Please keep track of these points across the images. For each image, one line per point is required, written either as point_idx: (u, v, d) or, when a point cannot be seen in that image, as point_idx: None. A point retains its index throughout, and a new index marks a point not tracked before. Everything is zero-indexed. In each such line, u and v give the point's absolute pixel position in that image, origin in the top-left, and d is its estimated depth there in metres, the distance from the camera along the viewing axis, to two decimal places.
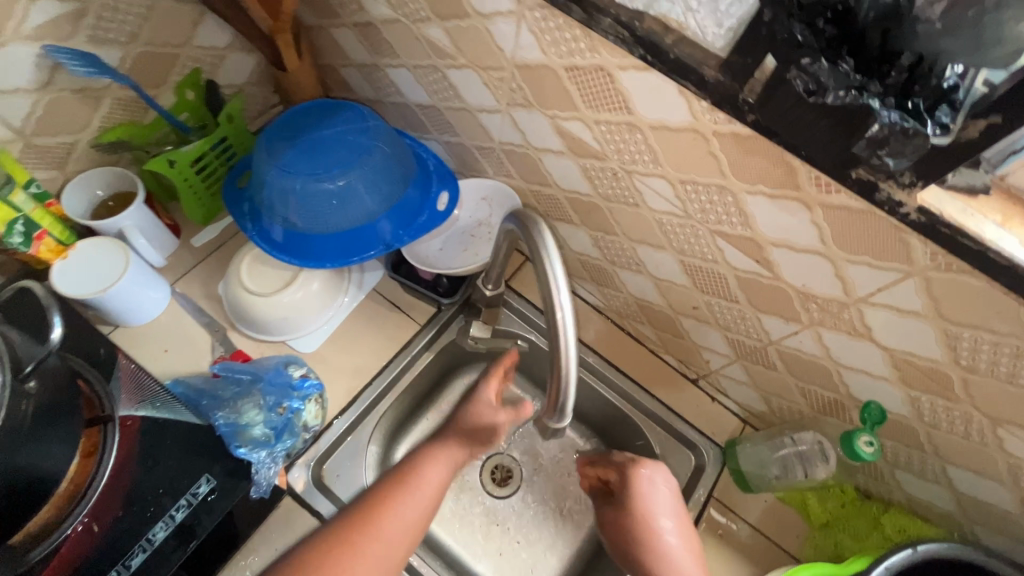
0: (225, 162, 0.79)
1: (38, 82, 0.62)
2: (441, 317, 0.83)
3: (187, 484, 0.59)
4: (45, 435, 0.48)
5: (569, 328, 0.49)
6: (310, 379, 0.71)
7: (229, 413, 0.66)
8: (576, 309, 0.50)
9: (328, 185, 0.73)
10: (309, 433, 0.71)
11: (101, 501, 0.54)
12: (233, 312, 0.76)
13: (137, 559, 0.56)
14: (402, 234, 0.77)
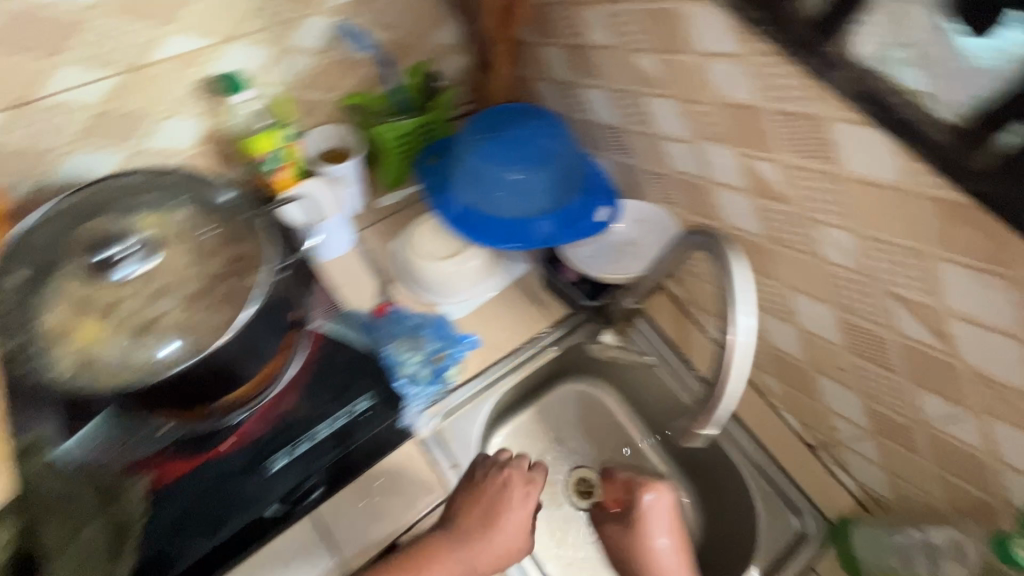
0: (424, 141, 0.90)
1: (319, 47, 0.75)
2: (573, 319, 0.88)
3: (351, 396, 0.65)
4: (260, 324, 0.57)
5: (745, 348, 0.51)
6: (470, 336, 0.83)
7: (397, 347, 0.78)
8: (756, 332, 0.51)
9: (510, 176, 0.83)
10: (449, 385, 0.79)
11: (283, 389, 0.65)
12: (400, 269, 0.86)
13: (304, 446, 0.62)
14: (557, 235, 0.82)
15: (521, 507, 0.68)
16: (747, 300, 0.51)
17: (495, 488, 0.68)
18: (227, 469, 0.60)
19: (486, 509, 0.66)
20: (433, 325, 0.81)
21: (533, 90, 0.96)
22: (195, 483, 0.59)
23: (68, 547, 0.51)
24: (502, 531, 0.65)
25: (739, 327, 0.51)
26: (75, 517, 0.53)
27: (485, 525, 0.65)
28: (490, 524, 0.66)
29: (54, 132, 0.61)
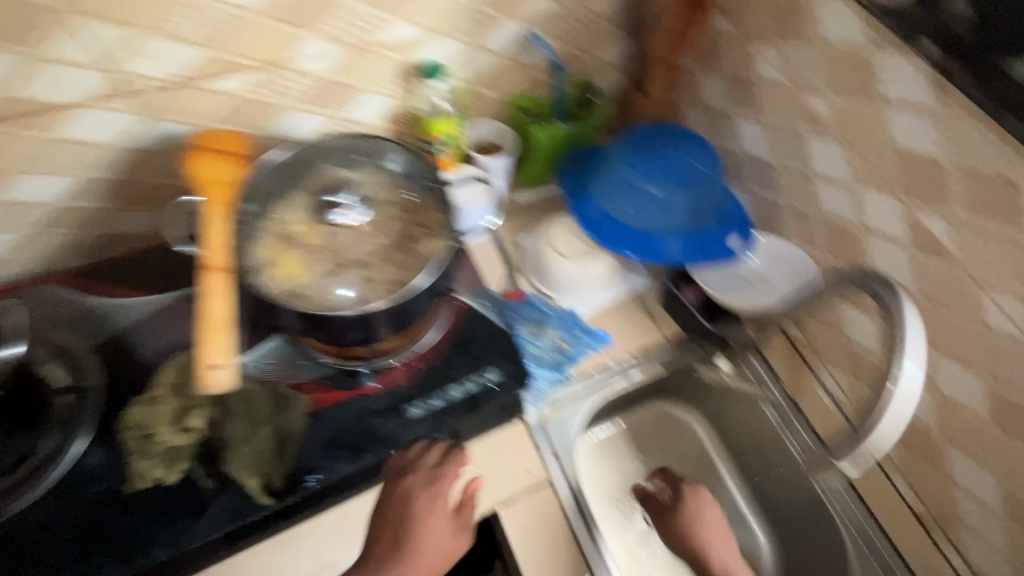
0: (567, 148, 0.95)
1: (506, 49, 0.82)
2: (683, 340, 0.90)
3: (483, 367, 0.71)
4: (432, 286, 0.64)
5: (908, 398, 0.55)
6: (602, 331, 0.88)
7: (530, 330, 0.85)
8: (920, 383, 0.55)
9: (649, 189, 0.87)
10: (559, 378, 0.84)
11: (427, 347, 0.72)
12: (528, 262, 0.90)
13: (436, 402, 0.68)
14: (680, 255, 0.84)
15: (428, 513, 0.61)
16: (916, 351, 0.55)
17: (401, 503, 0.62)
18: (369, 407, 0.66)
19: (405, 527, 0.61)
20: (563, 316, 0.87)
21: (680, 115, 0.98)
22: (336, 416, 0.65)
23: (244, 441, 0.61)
24: (419, 552, 0.60)
25: (903, 378, 0.54)
26: (253, 416, 0.63)
27: (399, 544, 0.60)
28: (402, 545, 0.60)
29: (286, 92, 0.71)
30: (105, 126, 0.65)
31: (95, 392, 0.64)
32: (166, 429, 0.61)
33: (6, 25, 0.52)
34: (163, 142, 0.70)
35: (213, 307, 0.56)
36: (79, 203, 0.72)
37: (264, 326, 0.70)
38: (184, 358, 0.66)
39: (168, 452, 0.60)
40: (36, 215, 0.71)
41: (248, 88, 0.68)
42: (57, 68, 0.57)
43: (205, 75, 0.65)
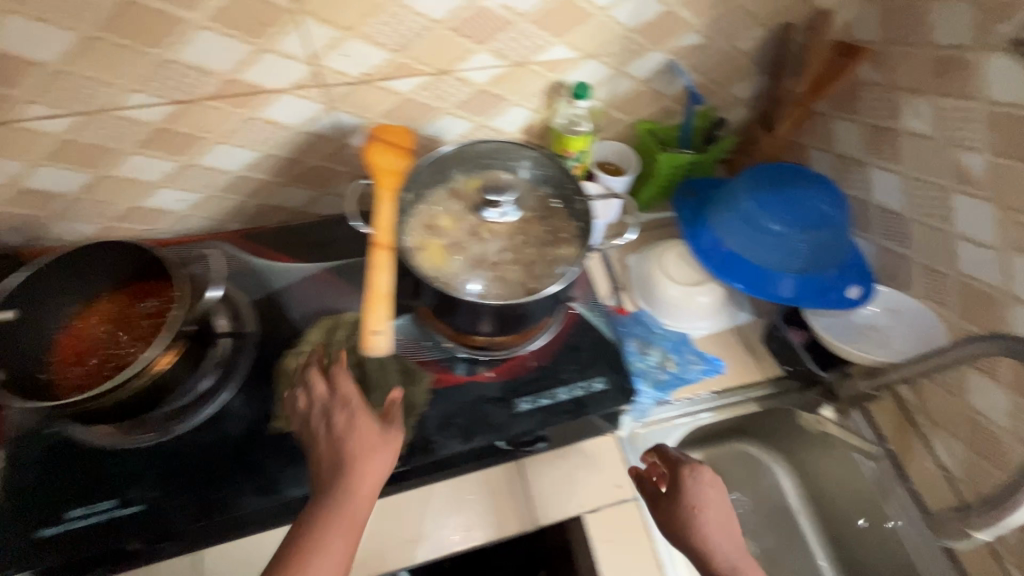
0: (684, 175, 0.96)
1: (646, 77, 0.85)
2: (785, 382, 0.88)
3: (591, 375, 0.73)
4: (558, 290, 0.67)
5: None
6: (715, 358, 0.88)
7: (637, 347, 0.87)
8: None
9: (770, 227, 0.85)
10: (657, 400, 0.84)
11: (541, 348, 0.76)
12: (636, 282, 0.93)
13: (544, 401, 0.71)
14: (794, 296, 0.84)
15: (351, 435, 0.60)
16: None
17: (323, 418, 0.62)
18: (483, 395, 0.71)
19: (338, 457, 0.59)
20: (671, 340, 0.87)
21: (803, 156, 0.98)
22: (453, 397, 0.71)
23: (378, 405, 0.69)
24: (354, 490, 0.57)
25: None
26: (384, 384, 0.70)
27: (338, 465, 0.59)
28: (343, 467, 0.58)
29: (446, 98, 0.78)
30: (293, 111, 0.73)
31: (254, 341, 0.72)
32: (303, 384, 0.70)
33: (247, 21, 0.61)
34: (333, 130, 0.78)
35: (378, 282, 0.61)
36: (251, 173, 0.82)
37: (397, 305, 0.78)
38: (330, 321, 0.74)
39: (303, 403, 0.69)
40: (216, 180, 0.81)
41: (415, 90, 0.75)
42: (273, 59, 0.66)
43: (383, 75, 0.72)
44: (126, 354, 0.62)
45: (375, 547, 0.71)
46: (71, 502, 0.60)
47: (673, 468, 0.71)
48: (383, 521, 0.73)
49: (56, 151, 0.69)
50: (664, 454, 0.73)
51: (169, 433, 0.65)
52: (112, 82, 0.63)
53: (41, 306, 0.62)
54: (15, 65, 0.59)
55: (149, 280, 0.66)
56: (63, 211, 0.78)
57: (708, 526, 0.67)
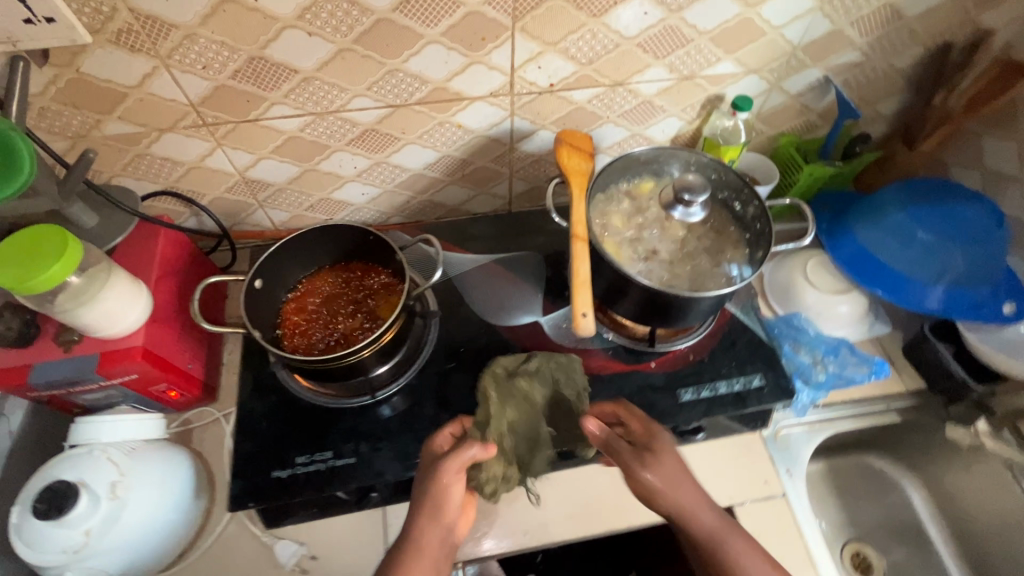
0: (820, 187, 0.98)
1: (799, 91, 0.88)
2: (927, 396, 0.88)
3: (748, 372, 0.77)
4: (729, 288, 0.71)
5: None
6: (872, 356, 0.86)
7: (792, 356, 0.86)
8: None
9: (916, 235, 0.88)
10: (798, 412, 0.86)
11: (698, 344, 0.79)
12: (772, 287, 0.93)
13: (705, 393, 0.75)
14: (937, 306, 0.84)
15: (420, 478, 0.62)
16: None
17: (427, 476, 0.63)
18: (648, 383, 0.76)
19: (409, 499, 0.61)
20: (830, 341, 0.80)
21: (946, 173, 0.98)
22: (620, 383, 0.76)
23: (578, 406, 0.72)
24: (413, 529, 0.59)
25: None
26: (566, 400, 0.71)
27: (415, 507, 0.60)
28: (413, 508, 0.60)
29: (614, 108, 0.84)
30: (480, 117, 0.81)
31: (436, 321, 0.80)
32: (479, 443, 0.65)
33: (471, 35, 0.69)
34: (507, 134, 0.86)
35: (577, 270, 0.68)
36: (427, 172, 0.90)
37: (560, 296, 0.84)
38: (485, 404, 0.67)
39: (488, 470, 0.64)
40: (396, 177, 0.90)
41: (589, 100, 0.82)
42: (481, 69, 0.74)
43: (566, 86, 0.79)
44: (344, 325, 0.72)
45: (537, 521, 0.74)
46: (296, 449, 0.69)
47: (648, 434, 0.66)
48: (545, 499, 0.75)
49: (282, 146, 0.80)
50: (636, 418, 0.68)
51: (373, 396, 0.73)
52: (346, 88, 0.72)
53: (283, 276, 0.73)
54: (278, 71, 0.69)
55: (358, 260, 0.76)
56: (268, 199, 0.89)
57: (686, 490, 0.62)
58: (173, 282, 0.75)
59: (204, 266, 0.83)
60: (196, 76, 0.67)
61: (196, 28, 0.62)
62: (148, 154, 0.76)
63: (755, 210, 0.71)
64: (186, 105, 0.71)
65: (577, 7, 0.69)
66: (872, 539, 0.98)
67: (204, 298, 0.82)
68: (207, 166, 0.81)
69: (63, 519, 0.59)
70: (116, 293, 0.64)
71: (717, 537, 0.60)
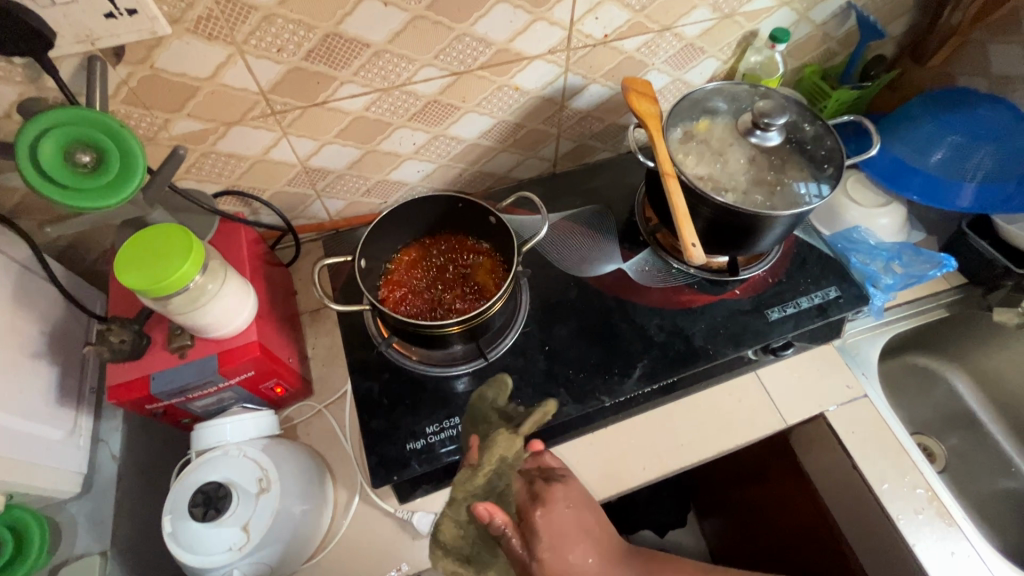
0: (844, 112, 1.04)
1: (824, 20, 0.93)
2: (967, 291, 0.96)
3: (823, 285, 0.82)
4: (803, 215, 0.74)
5: None
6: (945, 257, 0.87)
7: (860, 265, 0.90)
8: None
9: (951, 138, 0.92)
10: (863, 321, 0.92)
11: (774, 266, 0.84)
12: (816, 213, 0.96)
13: (791, 309, 0.80)
14: (974, 204, 0.90)
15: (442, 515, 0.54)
16: None
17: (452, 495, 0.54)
18: (737, 308, 0.80)
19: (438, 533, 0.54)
20: (891, 247, 0.87)
21: None
22: (712, 312, 0.79)
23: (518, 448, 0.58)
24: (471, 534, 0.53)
25: None
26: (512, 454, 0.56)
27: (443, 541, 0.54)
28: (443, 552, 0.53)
29: (660, 54, 0.87)
30: (537, 76, 0.82)
31: (525, 281, 0.82)
32: (454, 514, 0.54)
33: None
34: (560, 93, 0.87)
35: (674, 204, 0.72)
36: (481, 141, 0.91)
37: (635, 242, 0.86)
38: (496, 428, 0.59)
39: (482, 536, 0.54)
40: (452, 149, 0.90)
41: (638, 48, 0.84)
42: (542, 25, 0.75)
43: (619, 36, 0.81)
44: (447, 294, 0.73)
45: (654, 454, 0.78)
46: (423, 420, 0.70)
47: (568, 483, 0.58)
48: (652, 431, 0.79)
49: (346, 128, 0.79)
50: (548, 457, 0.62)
51: (485, 357, 0.74)
52: (414, 59, 0.72)
53: (373, 256, 0.73)
54: (351, 47, 0.68)
55: (443, 231, 0.77)
56: (327, 187, 0.88)
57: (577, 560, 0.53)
58: (262, 278, 0.74)
59: (274, 262, 0.82)
60: (270, 60, 0.66)
61: (274, 7, 0.61)
62: (214, 152, 0.74)
63: (823, 129, 0.77)
64: (256, 94, 0.69)
65: None
66: (932, 432, 1.06)
67: (284, 294, 0.81)
68: (270, 159, 0.79)
69: (222, 519, 0.60)
70: (231, 288, 0.63)
71: None
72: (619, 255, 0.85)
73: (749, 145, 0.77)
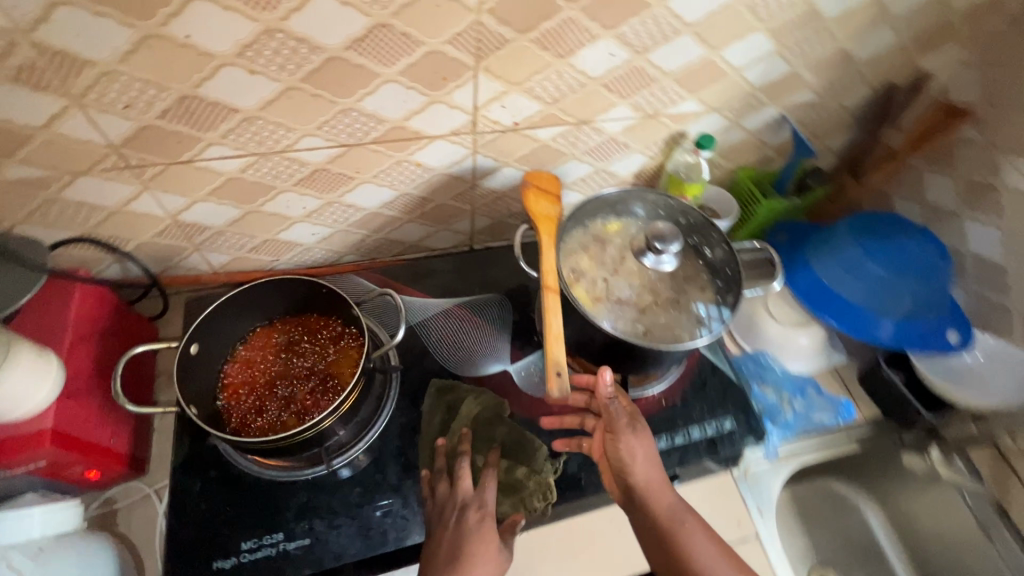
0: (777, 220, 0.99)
1: (756, 129, 0.89)
2: (884, 425, 0.89)
3: (719, 415, 0.76)
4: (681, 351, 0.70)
5: None
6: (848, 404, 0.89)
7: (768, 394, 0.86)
8: None
9: (872, 268, 0.88)
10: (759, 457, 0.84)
11: (671, 386, 0.78)
12: (736, 323, 0.92)
13: (679, 439, 0.74)
14: (901, 340, 0.84)
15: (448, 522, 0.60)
16: None
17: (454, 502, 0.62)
18: None
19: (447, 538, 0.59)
20: (796, 381, 0.88)
21: (890, 205, 1.02)
22: None
23: (493, 421, 0.73)
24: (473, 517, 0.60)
25: None
26: (490, 433, 0.72)
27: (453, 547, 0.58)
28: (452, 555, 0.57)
29: (580, 145, 0.82)
30: (441, 155, 0.77)
31: (398, 374, 0.75)
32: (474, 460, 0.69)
33: (431, 75, 0.64)
34: (469, 172, 0.81)
35: (549, 323, 0.68)
36: (384, 211, 0.84)
37: (528, 341, 0.80)
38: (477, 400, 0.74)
39: (508, 485, 0.68)
40: (350, 216, 0.83)
41: (554, 138, 0.79)
42: (442, 109, 0.69)
43: (530, 124, 0.76)
44: (297, 390, 0.66)
45: (609, 558, 0.70)
46: (243, 534, 0.63)
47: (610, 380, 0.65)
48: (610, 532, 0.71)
49: (220, 188, 0.72)
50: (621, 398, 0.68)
51: (328, 466, 0.67)
52: (294, 127, 0.66)
53: (214, 342, 0.66)
54: (215, 110, 0.61)
55: (314, 314, 0.71)
56: (205, 242, 0.80)
57: (642, 464, 0.63)
58: (92, 348, 0.66)
59: (133, 321, 0.75)
60: (116, 115, 0.59)
61: (115, 64, 0.54)
62: (60, 200, 0.66)
63: (724, 254, 0.71)
64: (105, 146, 0.62)
65: (545, 48, 0.66)
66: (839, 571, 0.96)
67: (138, 368, 0.73)
68: (132, 210, 0.71)
69: None
70: (22, 368, 0.56)
71: (672, 515, 0.61)
72: (508, 356, 0.79)
73: (644, 265, 0.72)
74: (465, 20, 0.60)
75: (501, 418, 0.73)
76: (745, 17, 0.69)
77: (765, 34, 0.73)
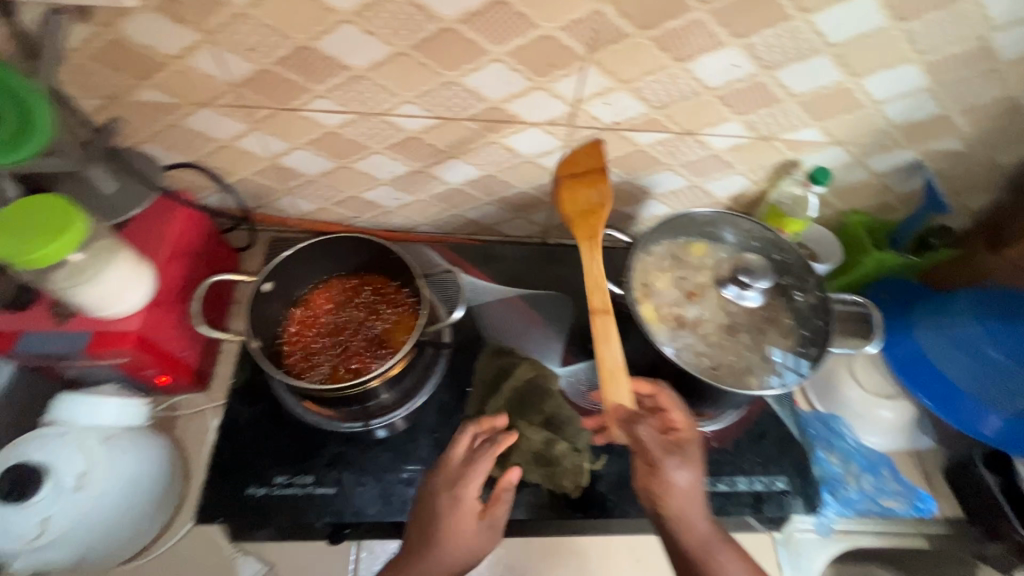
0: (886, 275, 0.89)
1: (884, 171, 0.79)
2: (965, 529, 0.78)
3: (772, 473, 0.70)
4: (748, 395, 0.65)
5: None
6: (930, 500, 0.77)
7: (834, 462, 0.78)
8: None
9: (990, 352, 0.77)
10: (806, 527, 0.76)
11: (724, 430, 0.73)
12: (813, 378, 0.84)
13: (722, 486, 0.69)
14: (1007, 442, 0.74)
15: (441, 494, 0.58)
16: None
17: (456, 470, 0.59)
18: None
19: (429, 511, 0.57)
20: (873, 458, 0.78)
21: None
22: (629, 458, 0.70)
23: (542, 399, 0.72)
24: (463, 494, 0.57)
25: None
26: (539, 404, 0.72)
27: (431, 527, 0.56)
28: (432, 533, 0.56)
29: (679, 155, 0.77)
30: (533, 143, 0.75)
31: (447, 353, 0.75)
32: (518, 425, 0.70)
33: (538, 60, 0.63)
34: None
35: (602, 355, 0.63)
36: (466, 188, 0.84)
37: (583, 348, 0.77)
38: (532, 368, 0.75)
39: (545, 457, 0.68)
40: (432, 188, 0.84)
41: (653, 144, 0.75)
42: (543, 96, 0.67)
43: (631, 126, 0.72)
44: (353, 345, 0.68)
45: None
46: (276, 468, 0.66)
47: (622, 406, 0.60)
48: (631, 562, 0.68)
49: (319, 139, 0.74)
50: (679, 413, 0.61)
51: (366, 424, 0.69)
52: (397, 92, 0.67)
53: (287, 283, 0.69)
54: (328, 65, 0.63)
55: (381, 275, 0.72)
56: (296, 188, 0.83)
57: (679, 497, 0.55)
58: (183, 266, 0.72)
59: (221, 249, 0.80)
60: (240, 56, 0.62)
61: (247, 8, 0.57)
62: (180, 126, 0.72)
63: (815, 301, 0.64)
64: (226, 84, 0.66)
65: (663, 49, 0.62)
66: None
67: (217, 295, 0.78)
68: (238, 146, 0.76)
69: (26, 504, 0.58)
70: (121, 271, 0.61)
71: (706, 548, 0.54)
72: (560, 358, 0.76)
73: (726, 295, 0.68)
74: (585, 8, 0.57)
75: (550, 395, 0.73)
76: (899, 45, 0.62)
77: (919, 67, 0.64)
